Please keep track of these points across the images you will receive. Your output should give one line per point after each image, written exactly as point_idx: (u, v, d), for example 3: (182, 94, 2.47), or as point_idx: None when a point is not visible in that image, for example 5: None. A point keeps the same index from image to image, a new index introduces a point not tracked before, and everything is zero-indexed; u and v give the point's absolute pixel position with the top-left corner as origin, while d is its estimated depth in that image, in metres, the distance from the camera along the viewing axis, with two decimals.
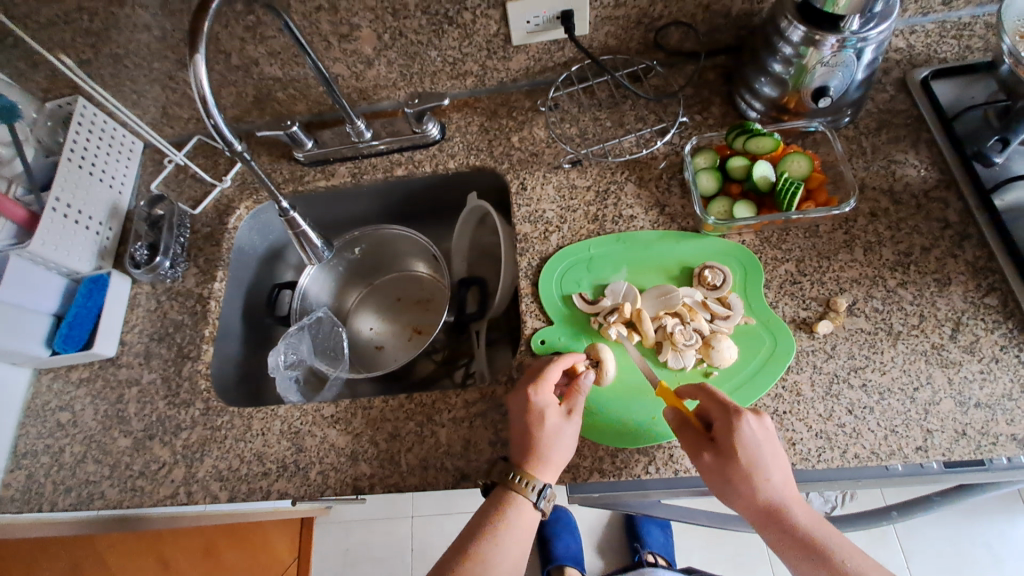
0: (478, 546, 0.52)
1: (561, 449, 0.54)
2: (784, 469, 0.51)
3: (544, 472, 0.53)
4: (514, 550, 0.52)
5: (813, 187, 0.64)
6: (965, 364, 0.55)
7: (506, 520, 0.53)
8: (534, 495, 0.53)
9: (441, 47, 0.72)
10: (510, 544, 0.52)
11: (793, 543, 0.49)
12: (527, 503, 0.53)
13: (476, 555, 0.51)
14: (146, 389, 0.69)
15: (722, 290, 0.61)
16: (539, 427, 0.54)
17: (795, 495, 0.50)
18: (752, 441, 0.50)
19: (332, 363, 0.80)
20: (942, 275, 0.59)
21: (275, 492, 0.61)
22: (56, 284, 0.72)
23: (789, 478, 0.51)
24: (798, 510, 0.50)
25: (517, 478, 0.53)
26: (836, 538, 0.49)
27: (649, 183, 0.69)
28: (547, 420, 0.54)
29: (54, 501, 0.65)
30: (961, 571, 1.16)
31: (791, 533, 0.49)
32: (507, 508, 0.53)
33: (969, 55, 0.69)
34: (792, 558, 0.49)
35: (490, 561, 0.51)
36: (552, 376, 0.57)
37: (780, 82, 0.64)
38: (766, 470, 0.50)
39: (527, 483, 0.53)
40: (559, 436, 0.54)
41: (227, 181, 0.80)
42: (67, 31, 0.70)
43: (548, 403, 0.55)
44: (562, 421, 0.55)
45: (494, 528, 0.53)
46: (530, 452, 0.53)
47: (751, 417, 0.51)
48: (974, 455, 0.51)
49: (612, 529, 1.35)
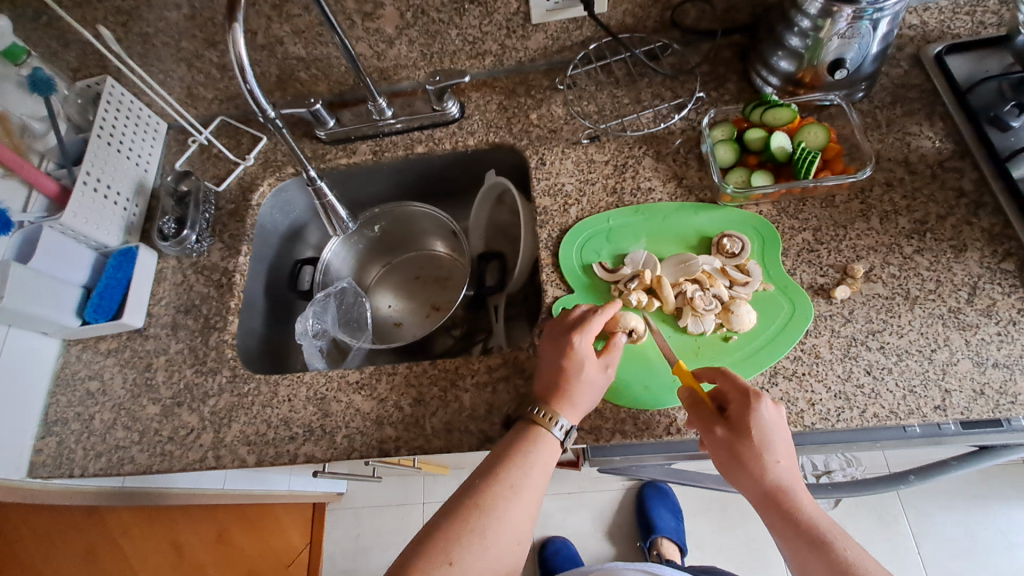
0: (508, 472, 0.52)
1: (591, 397, 0.56)
2: (792, 454, 0.52)
3: (570, 412, 0.55)
4: (540, 479, 0.53)
5: (829, 158, 0.65)
6: (982, 327, 0.56)
7: (535, 452, 0.53)
8: (559, 431, 0.54)
9: (461, 26, 0.74)
10: (537, 474, 0.53)
11: (794, 526, 0.49)
12: (553, 439, 0.54)
13: (506, 480, 0.52)
14: (174, 358, 0.71)
15: (741, 257, 0.62)
16: (574, 374, 0.55)
17: (799, 480, 0.51)
18: (766, 423, 0.51)
19: (353, 333, 0.85)
20: (959, 242, 0.60)
21: (302, 456, 0.62)
22: (86, 255, 0.73)
23: (796, 465, 0.52)
24: (802, 495, 0.51)
25: (541, 414, 0.55)
26: (836, 527, 0.50)
27: (667, 157, 0.70)
28: (586, 370, 0.56)
29: (84, 466, 0.66)
30: (970, 554, 1.17)
31: (792, 515, 0.50)
32: (536, 440, 0.54)
33: (983, 31, 0.71)
34: (791, 542, 0.50)
35: (519, 487, 0.52)
36: (595, 327, 0.57)
37: (797, 55, 0.65)
38: (776, 452, 0.51)
39: (551, 419, 0.54)
40: (591, 384, 0.56)
41: (250, 160, 0.82)
42: (100, 9, 0.73)
43: (587, 354, 0.56)
44: (598, 373, 0.56)
45: (523, 456, 0.53)
46: (562, 392, 0.55)
47: (768, 401, 0.52)
48: (993, 414, 0.52)
49: (623, 514, 1.34)
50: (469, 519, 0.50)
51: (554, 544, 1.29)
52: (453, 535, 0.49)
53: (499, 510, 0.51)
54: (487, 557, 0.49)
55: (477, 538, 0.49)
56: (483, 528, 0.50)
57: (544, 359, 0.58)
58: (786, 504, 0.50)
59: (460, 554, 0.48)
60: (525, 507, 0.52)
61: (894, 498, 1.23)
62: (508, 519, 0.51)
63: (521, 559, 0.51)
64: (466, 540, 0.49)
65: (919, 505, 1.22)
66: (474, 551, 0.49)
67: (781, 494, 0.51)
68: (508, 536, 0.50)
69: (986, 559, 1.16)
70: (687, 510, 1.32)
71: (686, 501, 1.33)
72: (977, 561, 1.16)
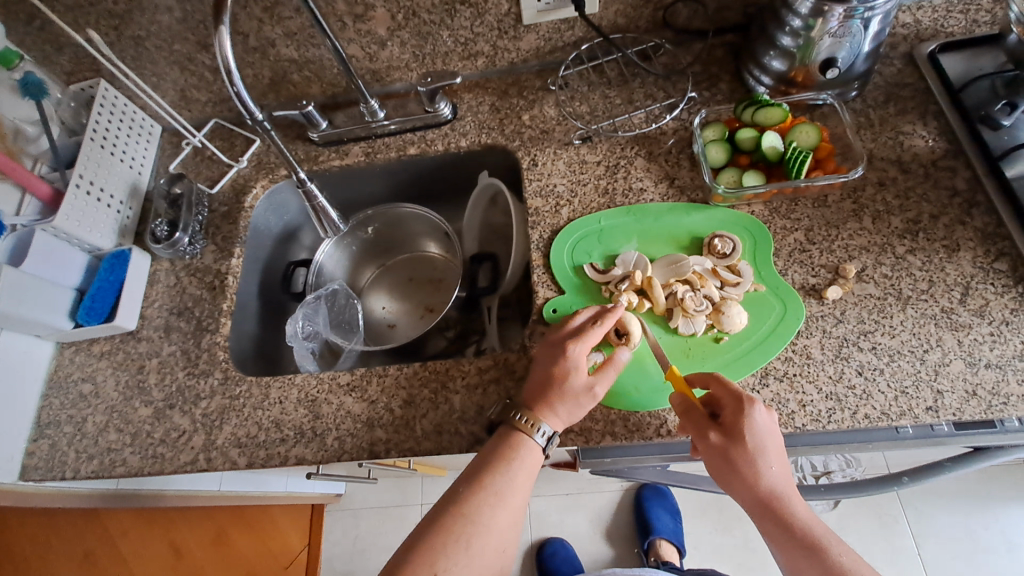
0: (491, 478, 0.52)
1: (575, 409, 0.55)
2: (786, 460, 0.52)
3: (552, 419, 0.54)
4: (523, 483, 0.53)
5: (820, 157, 0.65)
6: (975, 327, 0.56)
7: (518, 458, 0.53)
8: (541, 438, 0.54)
9: (453, 27, 0.74)
10: (520, 478, 0.53)
11: (788, 532, 0.49)
12: (534, 445, 0.54)
13: (489, 487, 0.52)
14: (166, 361, 0.71)
15: (732, 258, 0.62)
16: (563, 382, 0.55)
17: (793, 487, 0.51)
18: (760, 428, 0.51)
19: (345, 335, 0.85)
20: (952, 242, 0.60)
21: (293, 458, 0.62)
22: (78, 258, 0.73)
23: (790, 471, 0.52)
24: (796, 500, 0.51)
25: (523, 418, 0.54)
26: (830, 532, 0.50)
27: (659, 157, 0.70)
28: (574, 380, 0.55)
29: (76, 469, 0.66)
30: (971, 555, 1.16)
31: (787, 521, 0.49)
32: (518, 446, 0.54)
33: (977, 29, 0.70)
34: (786, 548, 0.49)
35: (503, 493, 0.52)
36: (592, 338, 0.56)
37: (789, 55, 0.65)
38: (771, 457, 0.50)
39: (532, 425, 0.54)
40: (577, 397, 0.55)
41: (244, 162, 0.82)
42: (92, 13, 0.73)
43: (579, 363, 0.55)
44: (587, 387, 0.55)
45: (506, 462, 0.53)
46: (548, 398, 0.54)
47: (760, 406, 0.52)
48: (985, 415, 0.52)
49: (621, 516, 1.34)
50: (454, 528, 0.50)
51: (553, 544, 1.29)
52: (438, 545, 0.49)
53: (484, 517, 0.51)
54: (474, 565, 0.49)
55: (463, 546, 0.49)
56: (469, 537, 0.50)
57: (538, 364, 0.58)
58: (780, 510, 0.50)
59: (446, 564, 0.48)
60: (511, 511, 0.52)
61: (894, 499, 1.22)
62: (494, 526, 0.51)
63: (509, 562, 0.52)
64: (451, 549, 0.49)
65: (919, 506, 1.21)
66: (461, 560, 0.49)
67: (775, 500, 0.50)
68: (494, 542, 0.51)
69: (986, 561, 1.15)
70: (685, 511, 1.31)
71: (685, 502, 1.32)
72: (978, 562, 1.15)
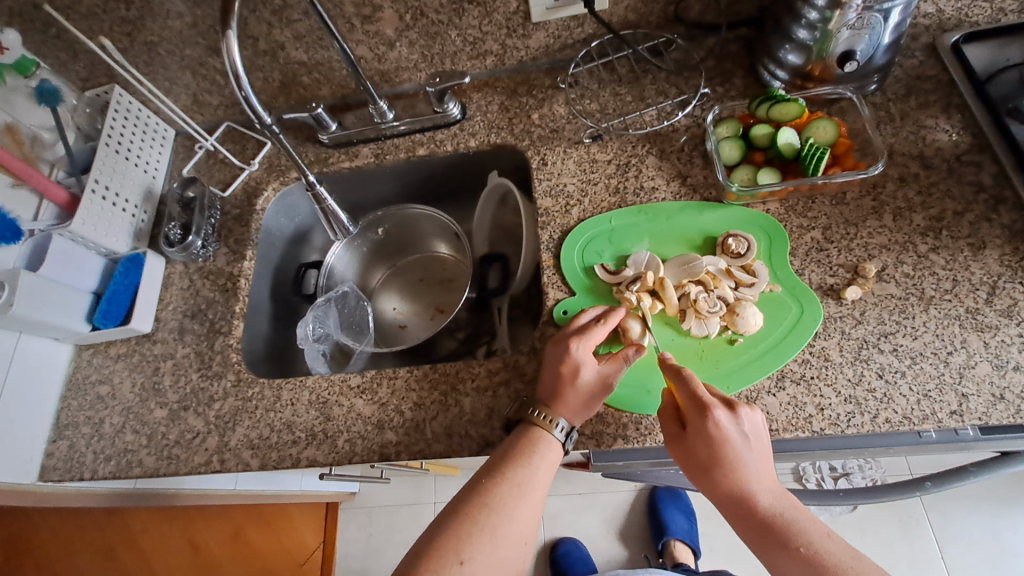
0: (514, 471, 0.52)
1: (588, 401, 0.54)
2: (761, 461, 0.50)
3: (566, 412, 0.54)
4: (545, 479, 0.53)
5: (838, 154, 0.63)
6: (1002, 329, 0.54)
7: (538, 452, 0.53)
8: (560, 432, 0.54)
9: (461, 26, 0.73)
10: (542, 474, 0.52)
11: (756, 531, 0.48)
12: (553, 440, 0.54)
13: (513, 479, 0.51)
14: (181, 362, 0.71)
15: (747, 258, 0.60)
16: (571, 379, 0.54)
17: (769, 487, 0.49)
18: (717, 438, 0.49)
19: (356, 337, 0.85)
20: (977, 239, 0.58)
21: (304, 460, 0.62)
22: (95, 262, 0.75)
23: (768, 471, 0.50)
24: (769, 499, 0.49)
25: (540, 414, 0.54)
26: (815, 530, 0.47)
27: (671, 155, 0.69)
28: (581, 375, 0.54)
29: (94, 469, 0.67)
30: (999, 560, 1.12)
31: (756, 520, 0.48)
32: (538, 442, 0.53)
33: (1003, 18, 0.68)
34: (761, 548, 0.48)
35: (526, 486, 0.51)
36: (597, 336, 0.56)
37: (805, 48, 0.63)
38: (732, 460, 0.49)
39: (551, 421, 0.54)
40: (587, 388, 0.54)
41: (255, 164, 0.83)
42: (105, 20, 0.74)
43: (584, 358, 0.55)
44: (596, 379, 0.55)
45: (527, 456, 0.52)
46: (558, 395, 0.54)
47: (722, 413, 0.50)
48: (1014, 420, 0.50)
49: (634, 516, 1.33)
50: (478, 518, 0.49)
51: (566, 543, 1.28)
52: (464, 533, 0.48)
53: (508, 508, 0.50)
54: (498, 554, 0.48)
55: (487, 536, 0.48)
56: (493, 526, 0.49)
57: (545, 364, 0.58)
58: (749, 510, 0.48)
59: (471, 553, 0.47)
60: (533, 505, 0.51)
61: (917, 501, 1.19)
62: (516, 518, 0.50)
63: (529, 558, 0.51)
64: (476, 537, 0.48)
65: (942, 508, 1.18)
66: (485, 549, 0.48)
67: (744, 502, 0.49)
68: (516, 534, 0.50)
69: (1014, 566, 1.12)
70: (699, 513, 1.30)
71: (699, 502, 1.31)
72: (1004, 568, 1.12)
